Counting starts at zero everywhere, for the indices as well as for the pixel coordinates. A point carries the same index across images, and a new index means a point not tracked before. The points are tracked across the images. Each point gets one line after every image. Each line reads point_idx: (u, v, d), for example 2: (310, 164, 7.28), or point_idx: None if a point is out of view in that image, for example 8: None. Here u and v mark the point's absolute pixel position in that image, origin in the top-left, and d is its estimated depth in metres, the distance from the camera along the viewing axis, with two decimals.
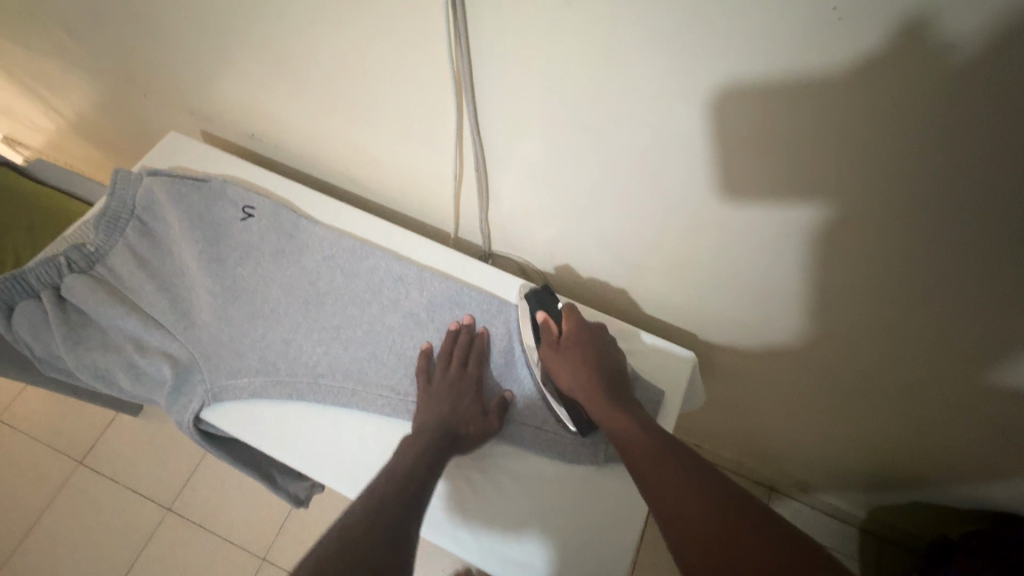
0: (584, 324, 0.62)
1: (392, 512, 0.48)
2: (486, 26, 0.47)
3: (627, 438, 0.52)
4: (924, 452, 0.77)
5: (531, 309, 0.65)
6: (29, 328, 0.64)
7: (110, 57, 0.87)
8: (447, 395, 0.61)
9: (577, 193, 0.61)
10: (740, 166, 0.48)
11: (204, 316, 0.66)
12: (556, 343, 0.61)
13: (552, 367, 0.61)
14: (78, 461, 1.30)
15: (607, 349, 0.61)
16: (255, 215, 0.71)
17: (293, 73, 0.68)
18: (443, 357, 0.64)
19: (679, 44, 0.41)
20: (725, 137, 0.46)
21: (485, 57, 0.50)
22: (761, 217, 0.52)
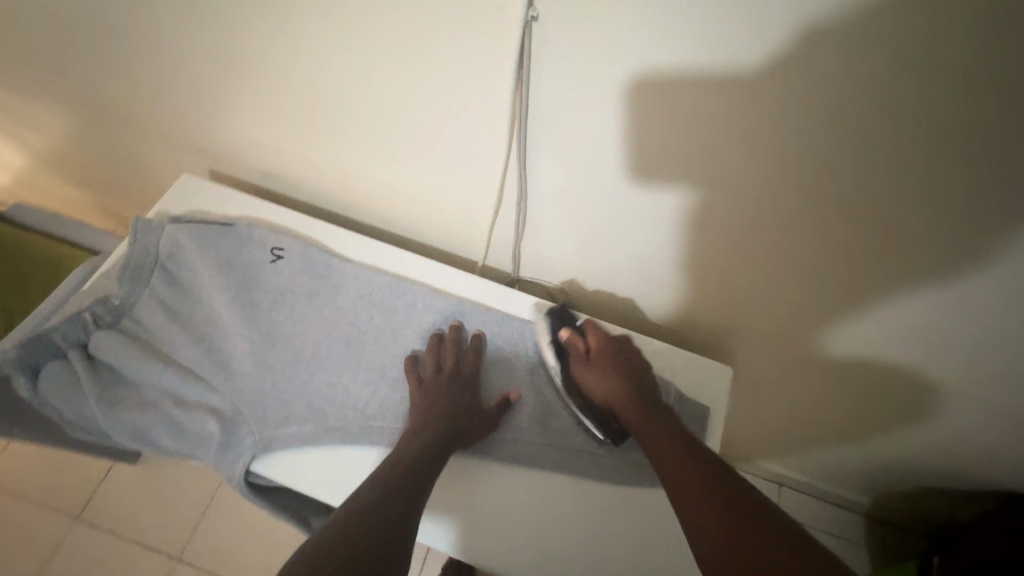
0: (609, 337, 0.67)
1: (392, 509, 0.51)
2: (551, 64, 0.50)
3: (656, 443, 0.57)
4: (937, 435, 0.83)
5: (554, 325, 0.69)
6: (58, 391, 0.61)
7: (116, 98, 0.85)
8: (447, 388, 0.63)
9: (617, 217, 0.64)
10: (785, 183, 0.52)
11: (244, 365, 0.64)
12: (585, 358, 0.66)
13: (585, 380, 0.65)
14: (74, 517, 1.22)
15: (630, 358, 0.66)
16: (285, 256, 0.70)
17: (329, 111, 0.69)
18: (433, 354, 0.66)
19: (742, 76, 0.45)
20: (775, 157, 0.50)
21: (544, 91, 0.53)
22: (803, 233, 0.56)
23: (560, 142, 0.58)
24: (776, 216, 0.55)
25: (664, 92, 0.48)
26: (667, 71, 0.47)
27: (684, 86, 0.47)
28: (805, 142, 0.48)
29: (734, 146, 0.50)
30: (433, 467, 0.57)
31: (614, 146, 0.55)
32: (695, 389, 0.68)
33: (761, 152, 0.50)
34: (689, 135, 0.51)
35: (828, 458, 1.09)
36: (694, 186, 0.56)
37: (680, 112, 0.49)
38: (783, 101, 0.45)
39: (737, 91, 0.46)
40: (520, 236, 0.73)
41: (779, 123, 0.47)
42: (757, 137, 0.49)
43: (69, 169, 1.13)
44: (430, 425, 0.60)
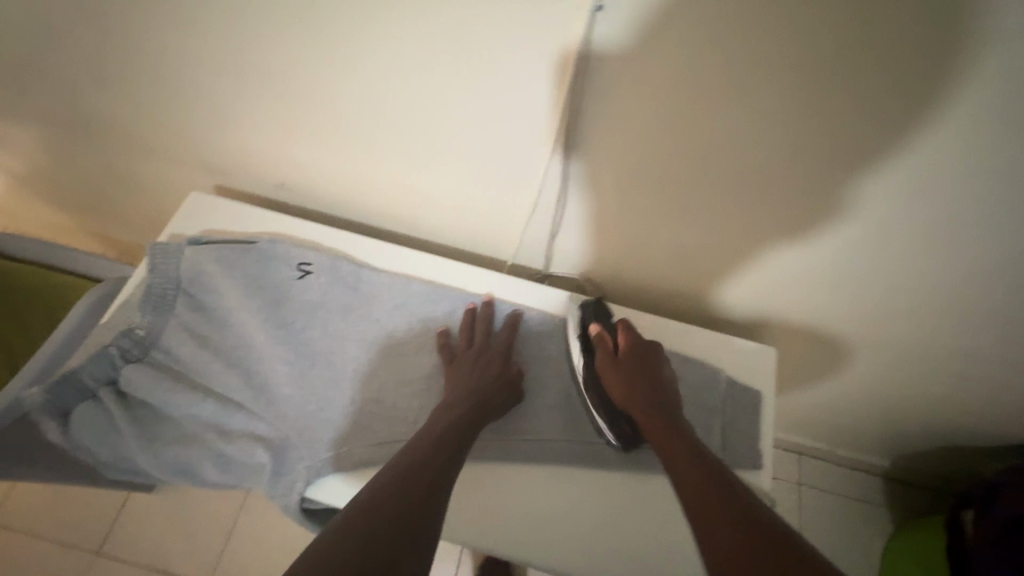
0: (640, 339, 0.65)
1: (423, 478, 0.49)
2: (610, 54, 0.51)
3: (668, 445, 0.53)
4: (961, 382, 0.86)
5: (586, 320, 0.68)
6: (93, 432, 0.58)
7: (116, 117, 0.81)
8: (477, 363, 0.63)
9: (656, 199, 0.66)
10: (840, 158, 0.54)
11: (284, 388, 0.62)
12: (612, 357, 0.64)
13: (606, 378, 0.63)
14: (94, 552, 1.19)
15: (659, 361, 0.63)
16: (312, 271, 0.68)
17: (353, 116, 0.68)
18: (465, 332, 0.66)
19: (804, 52, 0.46)
20: (831, 132, 0.52)
21: (599, 82, 0.54)
22: (845, 195, 0.58)
23: (609, 130, 0.58)
24: (818, 180, 0.57)
25: (727, 72, 0.49)
26: (731, 52, 0.48)
27: (749, 64, 0.48)
28: (861, 117, 0.49)
29: (790, 120, 0.52)
30: (463, 437, 0.56)
31: (667, 129, 0.56)
32: (744, 369, 0.69)
33: (816, 127, 0.52)
34: (745, 113, 0.52)
35: (852, 421, 1.12)
36: (739, 162, 0.58)
37: (741, 89, 0.50)
38: (844, 74, 0.46)
39: (796, 68, 0.47)
40: (556, 229, 0.74)
41: (837, 97, 0.48)
42: (813, 112, 0.50)
43: (61, 193, 1.08)
44: (461, 397, 0.60)
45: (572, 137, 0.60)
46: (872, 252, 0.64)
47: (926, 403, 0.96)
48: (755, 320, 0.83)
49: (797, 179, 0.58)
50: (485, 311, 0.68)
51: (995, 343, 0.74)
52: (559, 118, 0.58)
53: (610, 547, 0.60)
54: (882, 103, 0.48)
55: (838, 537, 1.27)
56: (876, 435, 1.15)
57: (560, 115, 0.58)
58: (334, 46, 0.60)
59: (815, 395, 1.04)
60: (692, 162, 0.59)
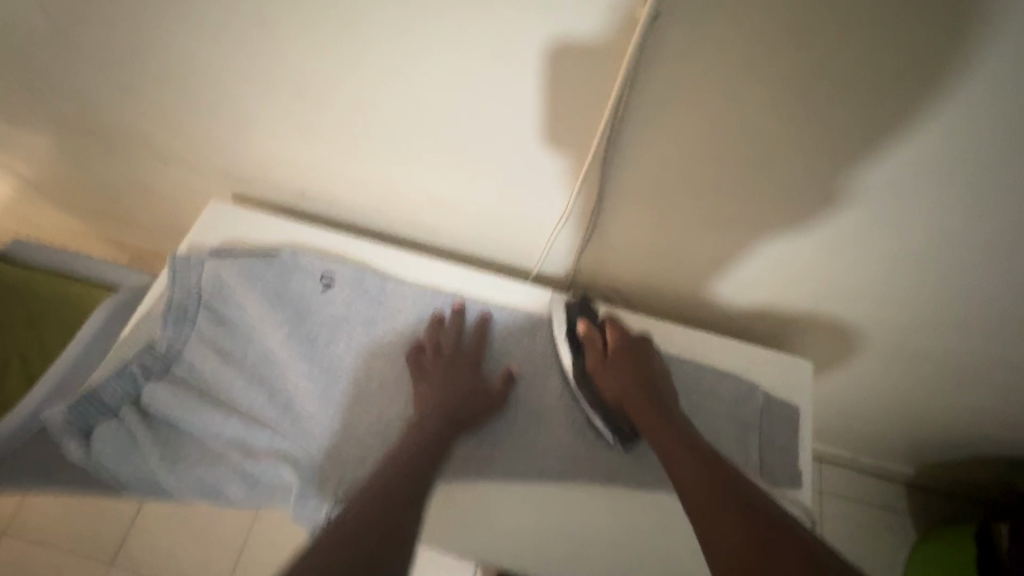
0: (630, 334, 0.65)
1: (392, 507, 0.48)
2: (663, 61, 0.49)
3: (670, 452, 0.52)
4: (995, 388, 0.84)
5: (571, 319, 0.67)
6: (114, 451, 0.57)
7: (135, 122, 0.79)
8: (447, 376, 0.62)
9: (688, 208, 0.64)
10: (897, 166, 0.52)
11: (308, 405, 0.61)
12: (604, 356, 0.63)
13: (601, 379, 0.62)
14: (108, 562, 1.17)
15: (648, 360, 0.62)
16: (335, 283, 0.66)
17: (379, 123, 0.66)
18: (431, 341, 0.65)
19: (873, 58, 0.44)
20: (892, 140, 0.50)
21: (647, 90, 0.51)
22: (891, 202, 0.56)
23: (653, 139, 0.56)
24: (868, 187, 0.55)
25: (788, 79, 0.47)
26: (793, 58, 0.46)
27: (812, 70, 0.46)
28: (925, 125, 0.48)
29: (848, 128, 0.50)
30: (433, 463, 0.54)
31: (715, 138, 0.54)
32: (780, 382, 0.67)
33: (874, 136, 0.50)
34: (801, 122, 0.50)
35: (878, 428, 1.09)
36: (782, 170, 0.55)
37: (799, 97, 0.48)
38: (914, 80, 0.44)
39: (862, 74, 0.45)
40: (587, 237, 0.72)
41: (902, 103, 0.47)
42: (874, 119, 0.48)
43: (76, 198, 1.07)
44: (432, 414, 0.59)
45: (612, 147, 0.58)
46: (918, 260, 0.62)
47: (955, 410, 0.94)
48: (785, 329, 0.81)
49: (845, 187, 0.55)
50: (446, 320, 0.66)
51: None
52: (600, 131, 0.56)
53: (650, 568, 0.58)
54: (950, 109, 0.46)
55: (861, 546, 1.24)
56: (899, 442, 1.13)
57: (601, 128, 0.56)
58: (364, 54, 0.58)
59: (843, 401, 1.02)
60: (738, 172, 0.57)
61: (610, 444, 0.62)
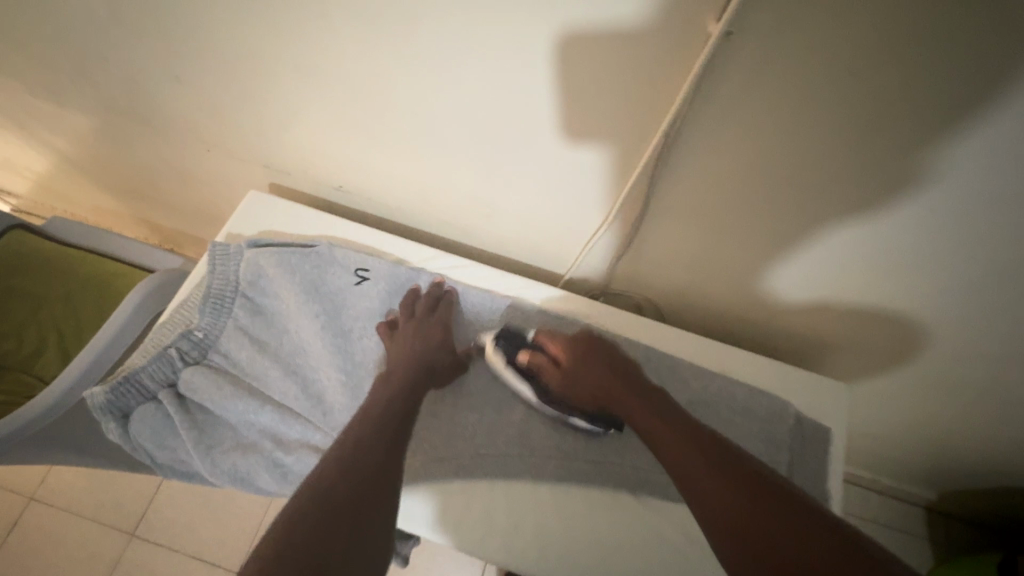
0: (569, 342, 0.63)
1: (371, 470, 0.46)
2: (731, 79, 0.47)
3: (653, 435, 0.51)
4: None
5: (507, 351, 0.64)
6: (152, 435, 0.58)
7: (180, 108, 0.80)
8: (416, 338, 0.62)
9: (732, 223, 0.62)
10: (972, 200, 0.49)
11: (339, 398, 0.61)
12: (557, 368, 0.62)
13: (574, 394, 0.61)
14: (130, 533, 1.21)
15: (598, 353, 0.61)
16: (370, 278, 0.66)
17: (423, 123, 0.66)
18: (405, 306, 0.64)
19: (961, 88, 0.42)
20: (969, 173, 0.47)
21: (710, 106, 0.50)
22: (951, 233, 0.54)
23: (709, 155, 0.55)
24: (927, 215, 0.53)
25: (864, 104, 0.45)
26: (872, 84, 0.44)
27: (890, 97, 0.44)
28: (1006, 162, 0.45)
29: (922, 157, 0.48)
30: (408, 412, 0.54)
31: (776, 157, 0.53)
32: (814, 404, 0.66)
33: (949, 167, 0.47)
34: (870, 148, 0.49)
35: (902, 451, 1.07)
36: (838, 192, 0.54)
37: (872, 122, 0.46)
38: (994, 115, 0.42)
39: (938, 105, 0.43)
40: (626, 246, 0.71)
41: (986, 140, 0.44)
42: (946, 150, 0.46)
43: (116, 178, 1.09)
44: (403, 369, 0.59)
45: (664, 161, 0.57)
46: (974, 291, 0.60)
47: (989, 440, 0.92)
48: (819, 348, 0.80)
49: (903, 213, 0.53)
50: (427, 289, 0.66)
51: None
52: (654, 145, 0.55)
53: None
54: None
55: None
56: (923, 466, 1.11)
57: (655, 143, 0.55)
58: (415, 55, 0.57)
59: (869, 423, 1.00)
60: (793, 191, 0.56)
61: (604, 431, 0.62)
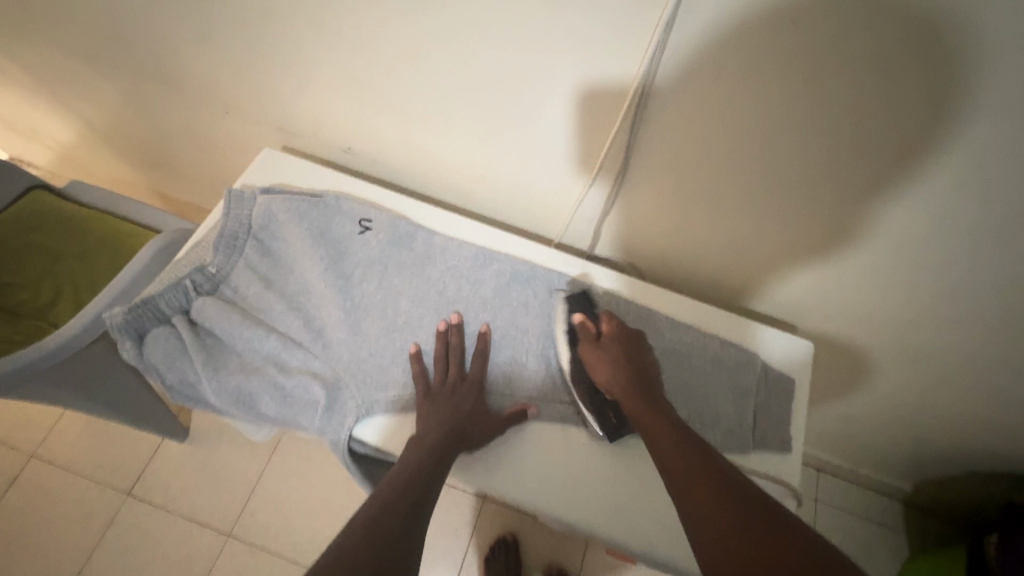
0: (624, 328, 0.65)
1: (391, 542, 0.45)
2: (689, 41, 0.52)
3: (654, 426, 0.54)
4: (993, 406, 0.86)
5: (570, 310, 0.68)
6: (164, 356, 0.63)
7: (201, 71, 0.86)
8: (451, 398, 0.62)
9: (705, 188, 0.67)
10: (911, 161, 0.54)
11: (338, 332, 0.66)
12: (595, 339, 0.64)
13: (592, 362, 0.62)
14: (125, 493, 1.24)
15: (641, 349, 0.64)
16: (372, 227, 0.71)
17: (421, 86, 0.72)
18: (438, 363, 0.65)
19: (888, 53, 0.46)
20: (904, 134, 0.52)
21: (673, 67, 0.55)
22: (894, 197, 0.58)
23: (676, 117, 0.60)
24: (874, 179, 0.57)
25: (808, 66, 0.50)
26: (810, 49, 0.49)
27: (826, 61, 0.49)
28: (933, 125, 0.50)
29: (860, 120, 0.52)
30: (433, 480, 0.53)
31: (735, 120, 0.58)
32: (779, 360, 0.71)
33: (885, 129, 0.52)
34: (816, 110, 0.53)
35: (878, 439, 1.10)
36: (794, 156, 0.59)
37: (816, 85, 0.51)
38: (918, 78, 0.47)
39: (866, 70, 0.48)
40: (609, 208, 0.77)
41: (914, 101, 0.49)
42: (880, 114, 0.51)
43: (136, 145, 1.15)
44: (433, 429, 0.58)
45: (637, 123, 0.62)
46: (927, 258, 0.64)
47: (955, 428, 0.95)
48: (792, 320, 0.84)
49: (852, 177, 0.58)
50: (458, 332, 0.67)
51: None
52: (627, 106, 0.60)
53: (639, 519, 0.61)
54: (951, 107, 0.48)
55: (850, 554, 1.26)
56: (897, 457, 1.14)
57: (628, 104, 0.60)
58: (409, 18, 0.63)
59: (845, 407, 1.03)
60: (755, 155, 0.61)
61: (598, 435, 0.64)
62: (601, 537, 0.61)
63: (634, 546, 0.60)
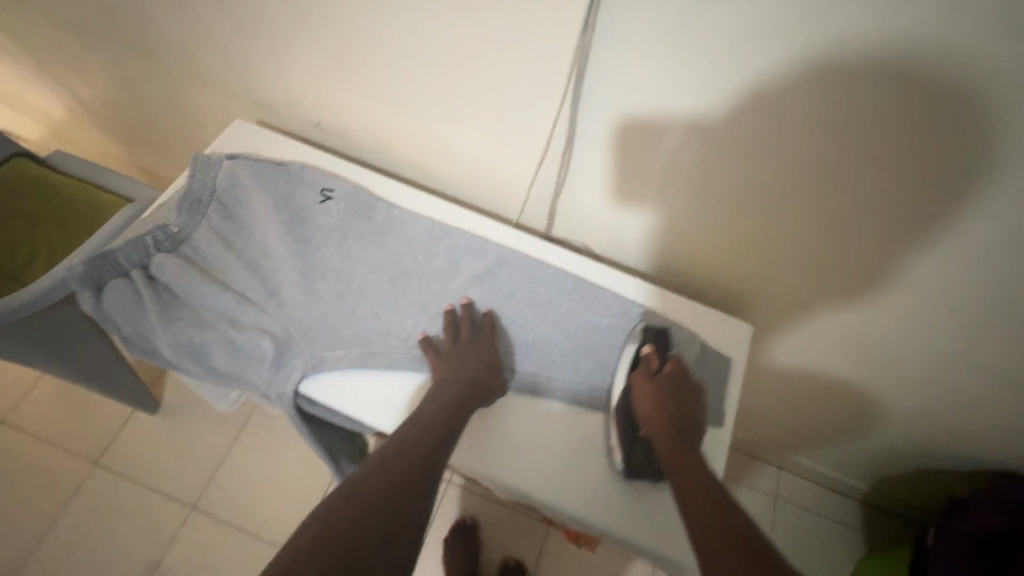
0: (688, 376, 0.64)
1: (403, 491, 0.50)
2: (621, 21, 0.55)
3: (678, 470, 0.55)
4: (933, 401, 0.88)
5: (641, 342, 0.68)
6: (121, 308, 0.65)
7: (178, 43, 0.88)
8: (463, 359, 0.65)
9: (651, 173, 0.70)
10: (828, 141, 0.57)
11: (293, 293, 0.69)
12: (651, 374, 0.64)
13: (638, 392, 0.64)
14: (93, 463, 1.25)
15: (697, 396, 0.64)
16: (333, 197, 0.74)
17: (383, 63, 0.75)
18: (449, 328, 0.67)
19: (795, 28, 0.49)
20: (821, 113, 0.55)
21: (612, 46, 0.58)
22: (816, 178, 0.61)
23: (617, 93, 0.63)
24: (801, 161, 0.61)
25: (729, 46, 0.53)
26: (729, 29, 0.52)
27: (744, 43, 0.52)
28: (843, 105, 0.53)
29: (780, 101, 0.55)
30: (449, 433, 0.57)
31: (670, 102, 0.61)
32: (719, 339, 0.73)
33: (799, 107, 0.55)
34: (736, 84, 0.56)
35: (834, 436, 1.12)
36: (726, 141, 0.62)
37: (737, 65, 0.54)
38: (825, 59, 0.50)
39: (780, 51, 0.51)
40: (560, 189, 0.79)
41: (825, 83, 0.52)
42: (795, 95, 0.54)
43: (118, 119, 1.18)
44: (449, 386, 0.62)
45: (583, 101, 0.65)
46: (856, 237, 0.66)
47: (901, 427, 0.98)
48: (741, 308, 0.87)
49: (782, 160, 0.61)
50: (468, 309, 0.69)
51: (981, 358, 0.74)
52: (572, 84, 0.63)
53: (572, 482, 0.63)
54: (856, 88, 0.51)
55: (805, 551, 1.28)
56: (851, 456, 1.16)
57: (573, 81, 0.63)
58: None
59: (799, 402, 1.05)
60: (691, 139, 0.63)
61: (616, 467, 0.63)
62: (533, 497, 0.63)
63: (565, 508, 0.62)
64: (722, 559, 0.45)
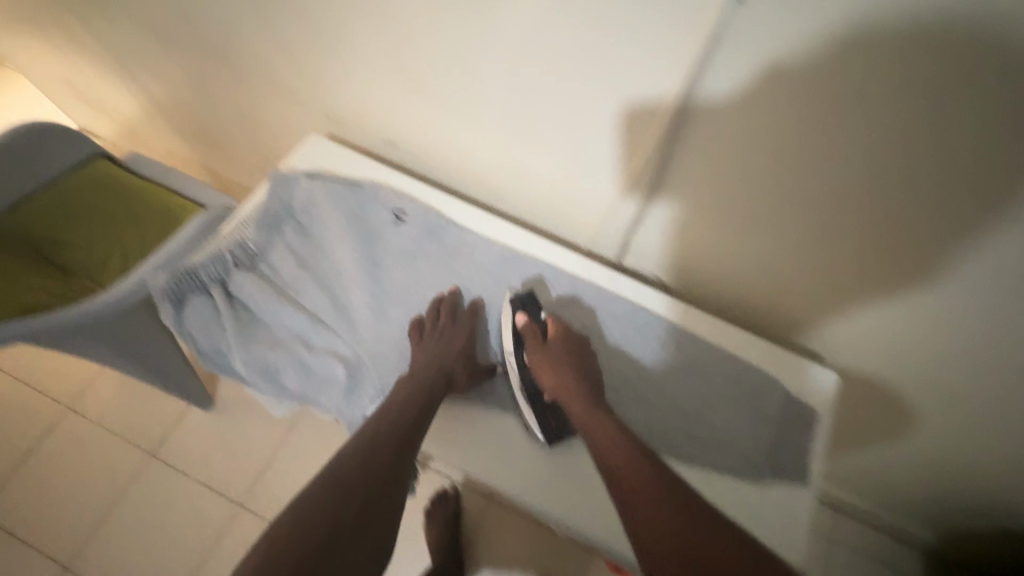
0: (569, 330, 0.67)
1: (378, 473, 0.52)
2: (731, 58, 0.51)
3: (600, 444, 0.56)
4: None
5: (513, 311, 0.68)
6: (201, 324, 0.67)
7: (258, 55, 0.90)
8: (438, 343, 0.65)
9: (740, 213, 0.65)
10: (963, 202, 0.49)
11: (365, 316, 0.68)
12: (543, 343, 0.65)
13: (538, 369, 0.64)
14: (150, 454, 1.30)
15: (586, 355, 0.66)
16: (406, 218, 0.73)
17: (464, 83, 0.73)
18: (432, 312, 0.68)
19: (943, 79, 0.43)
20: (958, 171, 0.48)
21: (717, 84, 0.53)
22: (942, 240, 0.54)
23: (711, 134, 0.58)
24: (924, 220, 0.53)
25: (856, 95, 0.47)
26: (857, 77, 0.46)
27: (875, 92, 0.46)
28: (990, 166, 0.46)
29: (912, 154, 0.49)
30: (422, 414, 0.58)
31: (773, 145, 0.55)
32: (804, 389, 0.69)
33: (933, 162, 0.48)
34: (855, 138, 0.50)
35: (906, 489, 1.04)
36: (836, 189, 0.56)
37: (862, 114, 0.48)
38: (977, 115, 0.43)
39: (920, 103, 0.45)
40: (634, 222, 0.75)
41: (973, 142, 0.45)
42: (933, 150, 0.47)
43: (191, 122, 1.21)
44: (421, 370, 0.62)
45: (675, 139, 0.60)
46: (960, 308, 0.60)
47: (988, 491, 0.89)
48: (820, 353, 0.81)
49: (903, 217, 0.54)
50: (446, 295, 0.70)
51: None
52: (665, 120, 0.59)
53: None
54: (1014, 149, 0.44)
55: None
56: (922, 507, 1.08)
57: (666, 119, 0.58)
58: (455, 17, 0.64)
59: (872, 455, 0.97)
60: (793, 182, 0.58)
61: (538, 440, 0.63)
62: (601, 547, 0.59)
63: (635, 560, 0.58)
64: (660, 529, 0.47)
